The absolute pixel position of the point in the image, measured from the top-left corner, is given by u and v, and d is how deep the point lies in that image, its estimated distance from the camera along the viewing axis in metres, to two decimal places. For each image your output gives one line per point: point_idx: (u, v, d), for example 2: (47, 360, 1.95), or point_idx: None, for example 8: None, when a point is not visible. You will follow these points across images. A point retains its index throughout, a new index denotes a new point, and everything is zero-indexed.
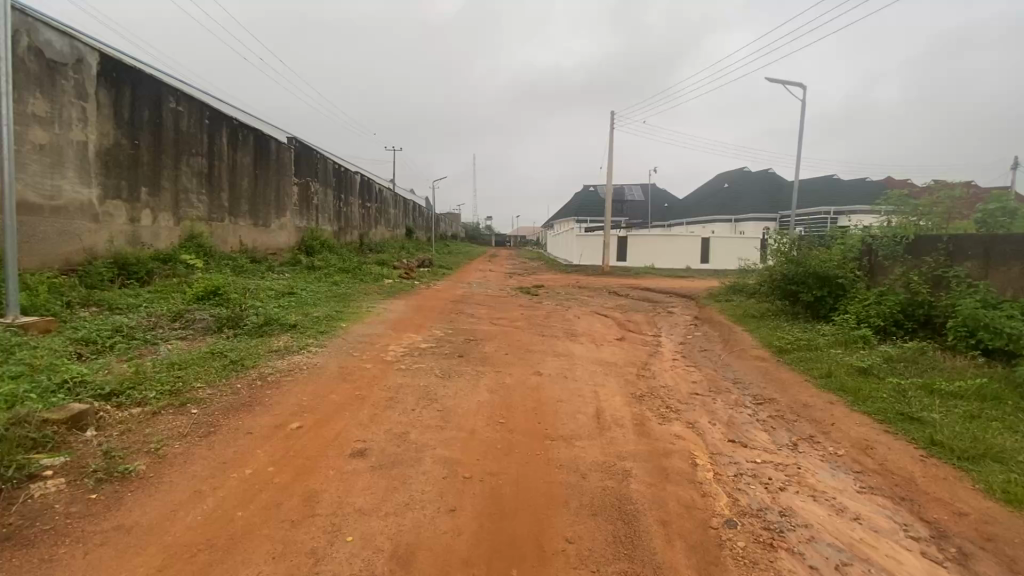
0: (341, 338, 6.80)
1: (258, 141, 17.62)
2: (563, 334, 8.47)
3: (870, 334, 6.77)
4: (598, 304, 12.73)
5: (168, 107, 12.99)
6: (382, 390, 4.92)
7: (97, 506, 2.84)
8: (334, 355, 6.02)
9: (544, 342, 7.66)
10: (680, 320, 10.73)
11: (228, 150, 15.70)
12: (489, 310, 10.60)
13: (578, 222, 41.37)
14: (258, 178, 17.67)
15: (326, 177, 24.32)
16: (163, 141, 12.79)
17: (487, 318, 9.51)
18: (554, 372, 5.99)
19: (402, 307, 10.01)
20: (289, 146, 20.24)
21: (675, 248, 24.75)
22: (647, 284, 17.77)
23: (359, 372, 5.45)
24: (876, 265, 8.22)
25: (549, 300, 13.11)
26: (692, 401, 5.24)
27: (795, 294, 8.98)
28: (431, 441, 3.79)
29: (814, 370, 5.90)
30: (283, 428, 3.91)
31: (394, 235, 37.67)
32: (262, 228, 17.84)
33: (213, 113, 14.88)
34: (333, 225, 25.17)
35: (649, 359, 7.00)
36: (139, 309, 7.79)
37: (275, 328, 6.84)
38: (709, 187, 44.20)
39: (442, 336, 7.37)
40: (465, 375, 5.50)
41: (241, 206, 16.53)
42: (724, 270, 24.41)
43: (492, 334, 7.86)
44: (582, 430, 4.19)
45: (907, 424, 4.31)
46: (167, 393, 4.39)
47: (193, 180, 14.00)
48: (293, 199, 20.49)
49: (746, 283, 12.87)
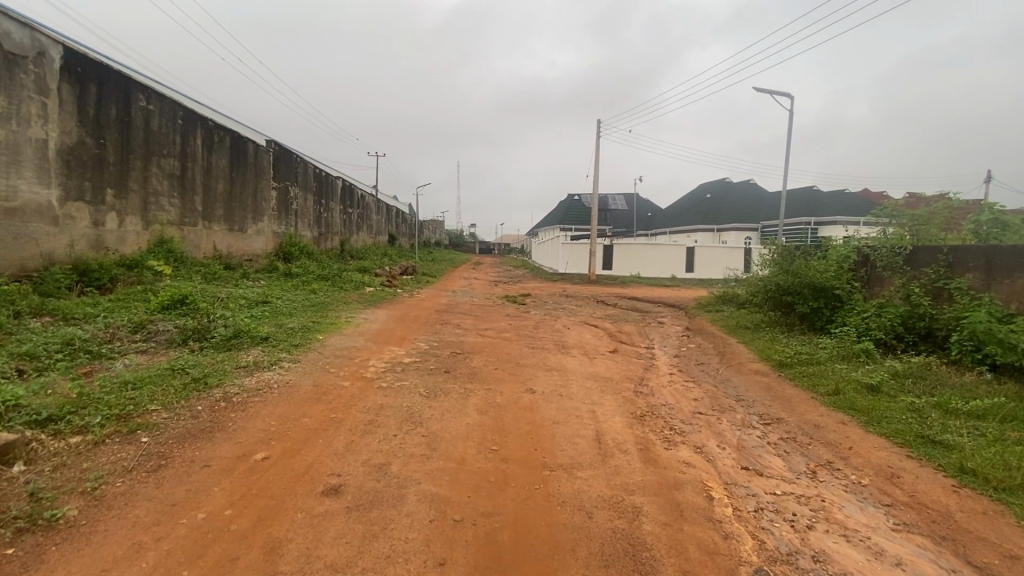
0: (316, 352, 6.31)
1: (234, 143, 16.97)
2: (553, 346, 8.09)
3: (871, 348, 6.53)
4: (587, 314, 12.40)
5: (138, 106, 12.35)
6: (360, 412, 4.45)
7: (10, 566, 2.35)
8: (308, 371, 5.53)
9: (534, 355, 7.26)
10: (672, 331, 10.45)
11: (202, 152, 15.04)
12: (475, 320, 10.17)
13: (563, 230, 41.25)
14: (234, 181, 16.99)
15: (307, 181, 23.71)
16: (131, 141, 12.13)
17: (473, 329, 9.09)
18: (547, 389, 5.59)
19: (384, 318, 9.52)
20: (268, 149, 19.61)
21: (661, 256, 24.66)
22: (635, 293, 17.56)
23: (335, 391, 4.98)
24: (873, 277, 8.02)
25: (537, 310, 12.74)
26: (696, 421, 4.88)
27: (790, 305, 8.75)
28: (415, 475, 3.35)
29: (820, 387, 5.60)
30: (245, 461, 3.43)
31: (377, 242, 37.03)
32: (237, 233, 17.15)
33: (188, 113, 14.26)
34: (313, 231, 24.49)
35: (645, 374, 6.64)
36: (96, 319, 7.18)
37: (245, 341, 6.32)
38: (692, 196, 44.51)
39: (426, 349, 6.91)
40: (451, 394, 5.07)
41: (215, 210, 15.87)
42: (709, 279, 24.41)
43: (479, 347, 7.44)
44: (582, 458, 3.79)
45: (931, 448, 4.03)
46: (115, 417, 3.87)
47: (164, 182, 13.34)
48: (271, 204, 19.83)
49: (736, 293, 12.68)
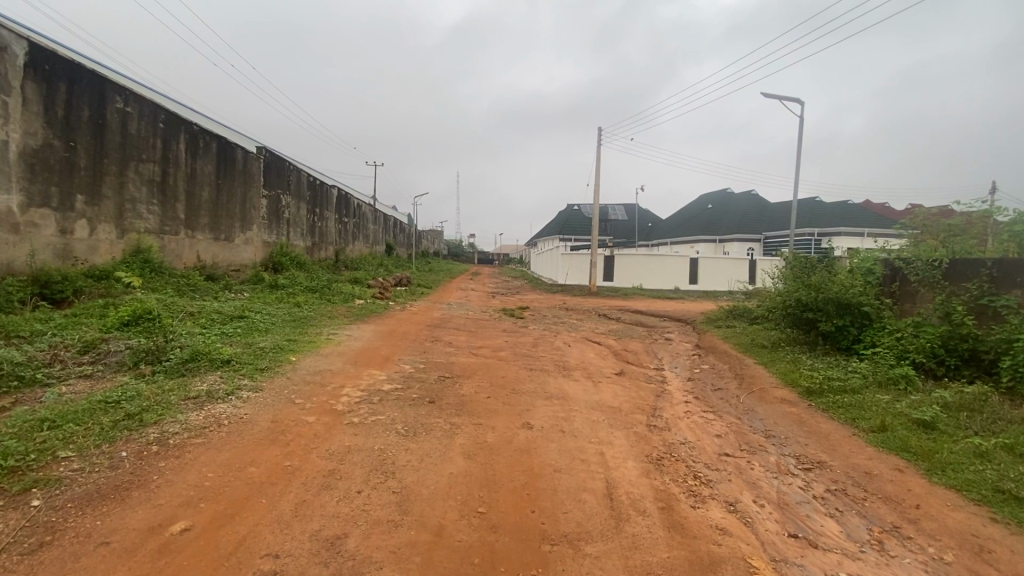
0: (285, 378, 5.54)
1: (221, 149, 16.32)
2: (554, 367, 7.32)
3: (912, 373, 5.78)
4: (588, 329, 11.65)
5: (114, 107, 11.72)
6: (321, 458, 3.69)
7: None
8: (269, 403, 4.75)
9: (532, 379, 6.50)
10: (681, 349, 9.70)
11: (186, 158, 14.37)
12: (468, 337, 9.42)
13: (562, 241, 40.63)
14: (220, 189, 16.30)
15: (299, 190, 23.05)
16: (105, 145, 11.47)
17: (466, 348, 8.33)
18: (548, 423, 4.83)
19: (369, 335, 8.75)
20: (258, 156, 18.95)
21: (663, 268, 23.96)
22: (638, 306, 16.82)
23: (296, 428, 4.21)
24: (905, 292, 7.29)
25: (536, 325, 11.99)
26: (724, 467, 4.13)
27: (811, 322, 8.00)
28: (376, 556, 2.60)
29: (863, 422, 4.84)
30: (158, 536, 2.68)
31: (374, 252, 36.32)
32: (223, 243, 16.44)
33: (170, 117, 13.64)
34: (305, 240, 23.79)
35: (657, 403, 5.88)
36: (43, 337, 6.42)
37: (203, 364, 5.54)
38: (692, 207, 43.93)
39: (410, 373, 6.14)
40: (434, 432, 4.30)
41: (200, 219, 15.17)
42: (712, 291, 23.76)
43: (471, 370, 6.67)
44: (592, 524, 3.03)
45: (1018, 507, 3.28)
46: (6, 472, 3.11)
47: (143, 189, 12.65)
48: (261, 212, 19.14)
49: (747, 307, 11.95)
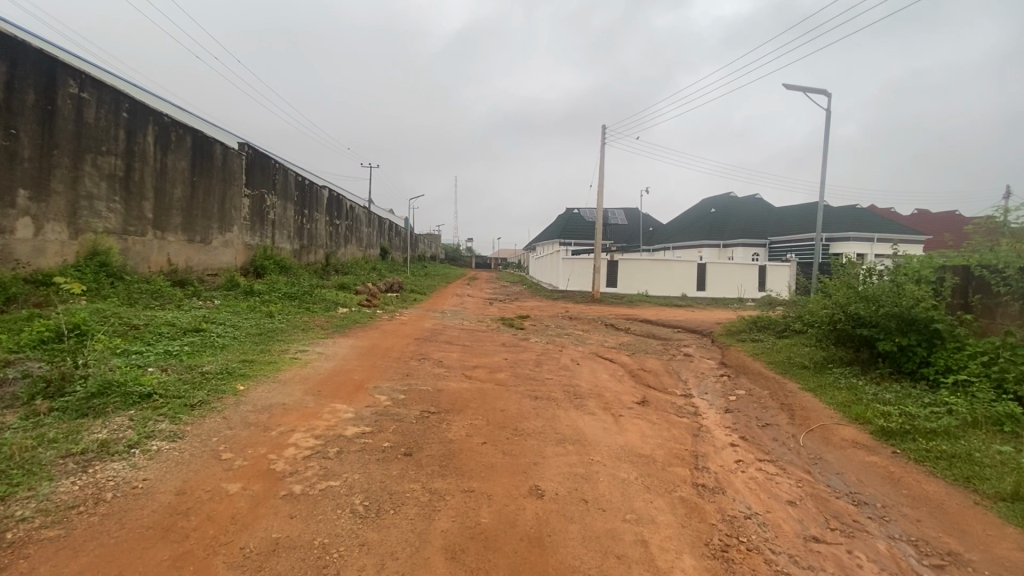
0: (220, 419, 4.27)
1: (197, 144, 15.06)
2: (563, 395, 6.06)
3: (1020, 413, 4.60)
4: (596, 343, 10.40)
5: (67, 93, 10.54)
6: (230, 565, 2.46)
7: None
8: (185, 460, 3.49)
9: (538, 413, 5.26)
10: (705, 368, 8.46)
11: (154, 152, 13.11)
12: (461, 354, 8.15)
13: (562, 245, 39.42)
14: (196, 187, 15.02)
15: (286, 190, 21.79)
16: (56, 134, 10.28)
17: (458, 369, 7.06)
18: (563, 486, 3.59)
19: (346, 352, 7.49)
20: (240, 153, 17.71)
21: (669, 274, 22.76)
22: (647, 315, 15.58)
23: (209, 505, 2.96)
24: (985, 306, 6.15)
25: (538, 337, 10.75)
26: (817, 562, 2.92)
27: (866, 340, 6.80)
28: None
29: (986, 487, 3.64)
30: None
31: (366, 256, 35.00)
32: (199, 245, 15.17)
33: (136, 106, 12.40)
34: (292, 243, 22.54)
35: (697, 448, 4.64)
36: None
37: (113, 400, 4.27)
38: (695, 211, 42.84)
39: (385, 408, 4.87)
40: (407, 509, 3.07)
41: (171, 219, 13.88)
42: (721, 298, 22.59)
43: (462, 401, 5.41)
44: None
45: None
46: None
47: (101, 184, 11.38)
48: (242, 212, 17.88)
49: (774, 319, 10.76)
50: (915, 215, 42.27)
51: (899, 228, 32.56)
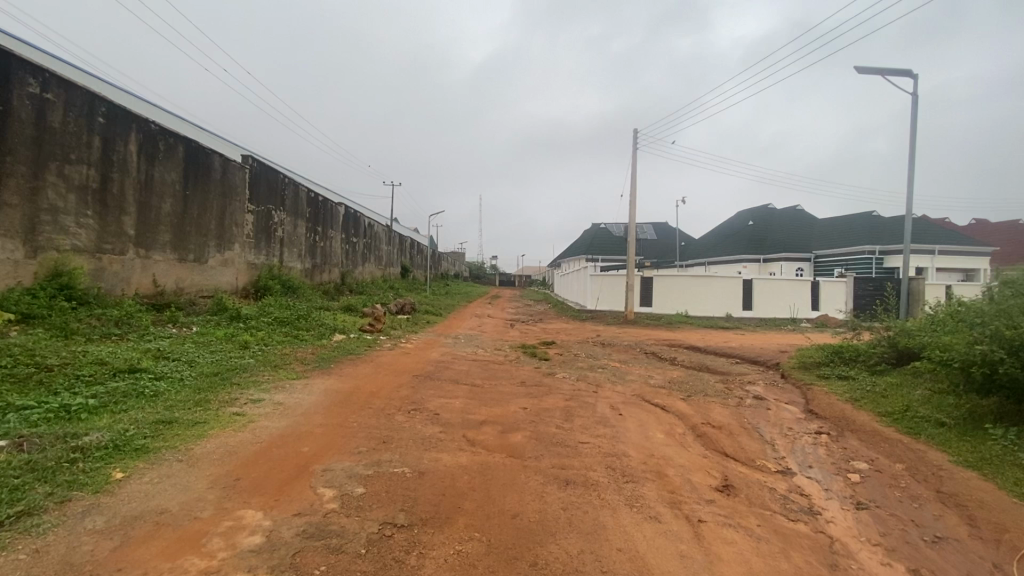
0: (23, 557, 2.50)
1: (192, 155, 13.79)
2: (606, 478, 4.10)
3: None
4: (639, 380, 8.40)
5: (26, 93, 9.37)
6: None
7: None
8: None
9: (572, 519, 3.33)
10: (789, 420, 6.40)
11: (138, 161, 11.82)
12: (467, 400, 6.27)
13: (589, 261, 37.36)
14: (189, 202, 13.70)
15: (296, 206, 20.53)
16: (12, 138, 9.11)
17: (460, 427, 5.20)
18: None
19: (315, 401, 5.71)
20: (242, 166, 16.47)
21: (711, 292, 20.49)
22: (692, 340, 13.44)
23: None
24: None
25: (568, 372, 8.80)
26: None
27: None
28: None
29: None
30: None
31: (386, 275, 33.63)
32: (192, 264, 13.79)
33: (115, 110, 11.19)
34: (304, 262, 21.25)
35: None
36: None
37: None
38: (730, 224, 40.27)
39: (323, 521, 3.02)
40: None
41: (159, 236, 12.54)
42: (770, 319, 20.19)
43: (454, 496, 3.52)
44: None
45: None
46: None
47: (69, 196, 10.11)
48: (245, 229, 16.58)
49: (867, 352, 8.60)
50: (975, 225, 38.85)
51: (964, 239, 29.51)
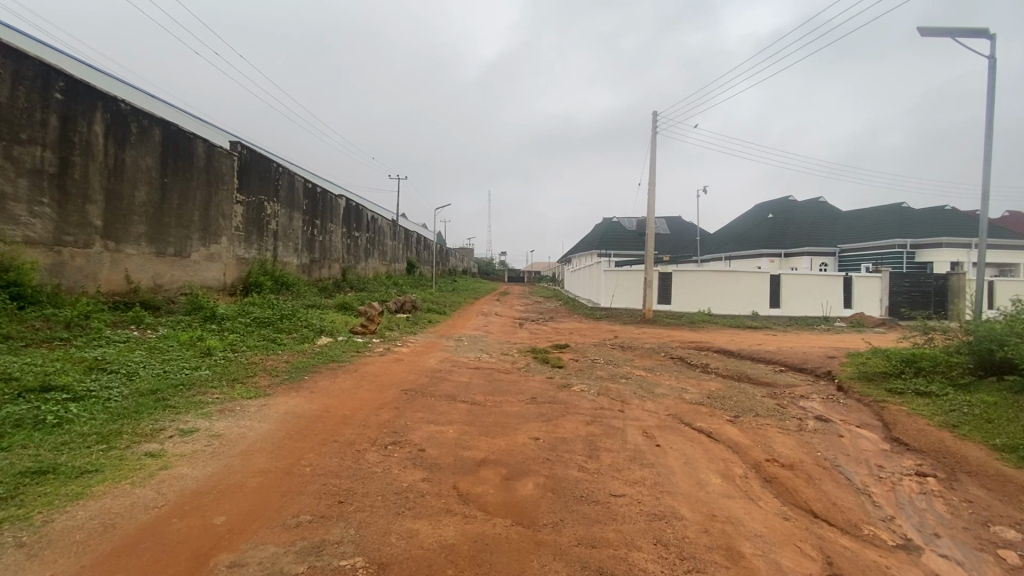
0: None
1: (171, 139, 12.54)
2: (662, 569, 2.76)
3: None
4: (673, 394, 7.03)
5: None
6: None
7: None
8: None
9: None
10: (875, 452, 5.02)
11: (105, 143, 10.59)
12: (463, 427, 4.96)
13: (602, 257, 35.91)
14: (168, 191, 12.48)
15: (292, 197, 19.30)
16: None
17: (451, 471, 3.87)
18: None
19: (264, 432, 4.41)
20: (230, 154, 15.21)
21: (736, 288, 18.98)
22: (722, 342, 12.02)
23: None
24: None
25: (587, 384, 7.43)
26: None
27: None
28: None
29: None
30: None
31: (390, 271, 32.43)
32: (171, 259, 12.59)
33: (75, 86, 9.98)
34: (301, 256, 20.10)
35: None
36: None
37: None
38: (749, 217, 38.55)
39: None
40: None
41: (132, 228, 11.34)
42: (799, 317, 18.70)
43: None
44: None
45: None
46: None
47: (19, 181, 8.94)
48: (234, 221, 15.37)
49: (947, 364, 7.19)
50: (1010, 217, 36.84)
51: (1003, 233, 27.72)
